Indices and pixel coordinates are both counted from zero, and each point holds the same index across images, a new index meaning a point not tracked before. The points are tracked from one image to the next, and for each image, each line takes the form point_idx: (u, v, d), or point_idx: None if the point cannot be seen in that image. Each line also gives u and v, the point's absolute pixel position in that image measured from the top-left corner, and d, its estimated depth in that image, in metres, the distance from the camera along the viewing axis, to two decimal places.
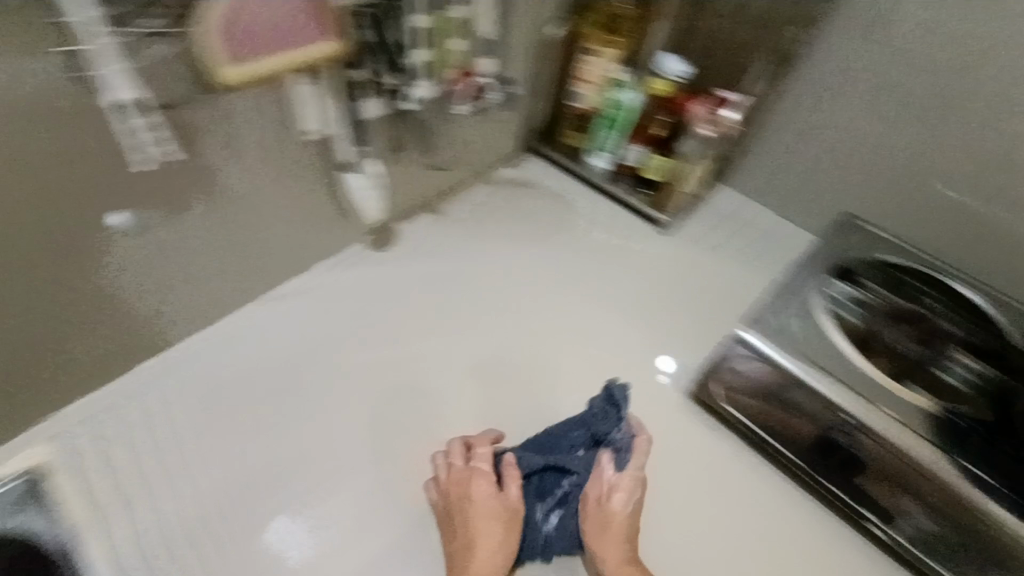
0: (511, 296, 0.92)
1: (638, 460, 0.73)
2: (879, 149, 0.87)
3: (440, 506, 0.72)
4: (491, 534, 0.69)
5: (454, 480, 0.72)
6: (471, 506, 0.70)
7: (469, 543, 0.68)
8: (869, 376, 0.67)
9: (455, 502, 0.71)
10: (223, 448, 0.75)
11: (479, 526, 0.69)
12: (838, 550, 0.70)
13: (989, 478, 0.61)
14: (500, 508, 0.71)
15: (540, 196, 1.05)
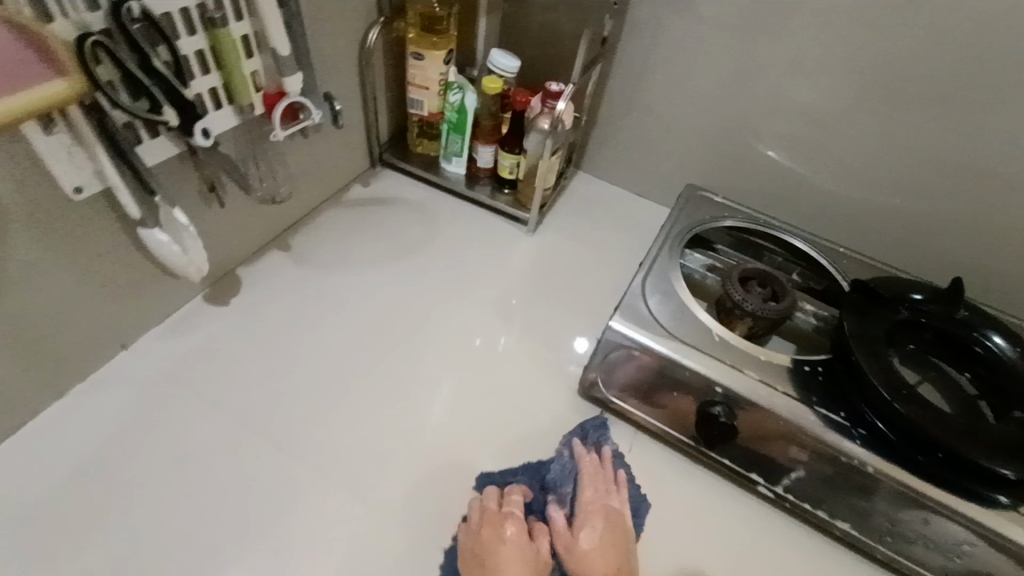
0: (376, 322, 0.83)
1: (601, 491, 0.68)
2: (702, 122, 0.93)
3: (466, 552, 0.62)
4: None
5: (487, 525, 0.63)
6: (503, 551, 0.61)
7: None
8: (730, 343, 0.70)
9: (487, 548, 0.61)
10: (157, 479, 0.66)
11: (508, 571, 0.59)
12: (736, 526, 0.69)
13: (839, 419, 0.64)
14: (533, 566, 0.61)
15: (397, 213, 0.98)
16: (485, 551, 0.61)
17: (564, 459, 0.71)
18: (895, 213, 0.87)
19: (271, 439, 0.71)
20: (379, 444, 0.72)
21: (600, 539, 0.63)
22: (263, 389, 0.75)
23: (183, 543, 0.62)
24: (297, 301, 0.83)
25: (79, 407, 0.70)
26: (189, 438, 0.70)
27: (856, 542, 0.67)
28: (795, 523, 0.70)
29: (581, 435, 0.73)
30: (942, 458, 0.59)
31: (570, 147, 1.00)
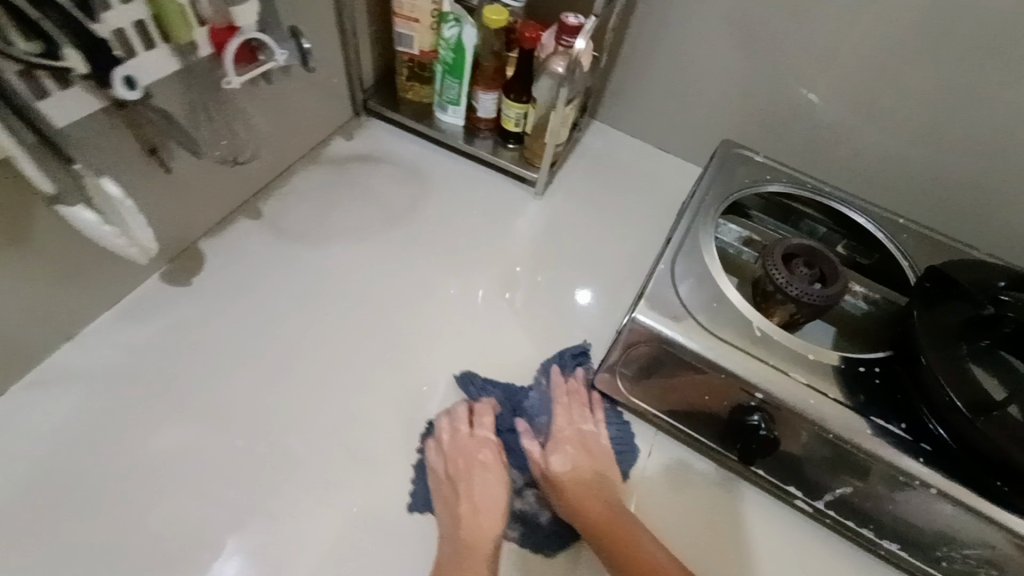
0: (364, 307, 0.73)
1: (576, 416, 0.68)
2: (746, 63, 0.78)
3: (437, 471, 0.63)
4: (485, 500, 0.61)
5: (458, 448, 0.64)
6: (474, 472, 0.63)
7: (467, 509, 0.60)
8: (773, 339, 0.60)
9: (455, 467, 0.63)
10: (115, 482, 0.59)
11: (478, 488, 0.62)
12: (770, 542, 0.63)
13: (899, 431, 0.55)
14: (484, 473, 0.63)
15: (386, 174, 0.85)
16: (457, 471, 0.62)
17: (540, 387, 0.70)
18: (967, 179, 0.74)
19: (236, 428, 0.64)
20: (360, 430, 0.65)
21: (572, 464, 0.64)
22: (234, 372, 0.67)
23: (153, 547, 0.57)
24: (272, 282, 0.73)
25: (24, 403, 0.62)
26: (143, 432, 0.62)
27: (904, 563, 0.61)
28: (837, 539, 0.63)
29: (559, 362, 0.71)
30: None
31: (586, 93, 0.86)
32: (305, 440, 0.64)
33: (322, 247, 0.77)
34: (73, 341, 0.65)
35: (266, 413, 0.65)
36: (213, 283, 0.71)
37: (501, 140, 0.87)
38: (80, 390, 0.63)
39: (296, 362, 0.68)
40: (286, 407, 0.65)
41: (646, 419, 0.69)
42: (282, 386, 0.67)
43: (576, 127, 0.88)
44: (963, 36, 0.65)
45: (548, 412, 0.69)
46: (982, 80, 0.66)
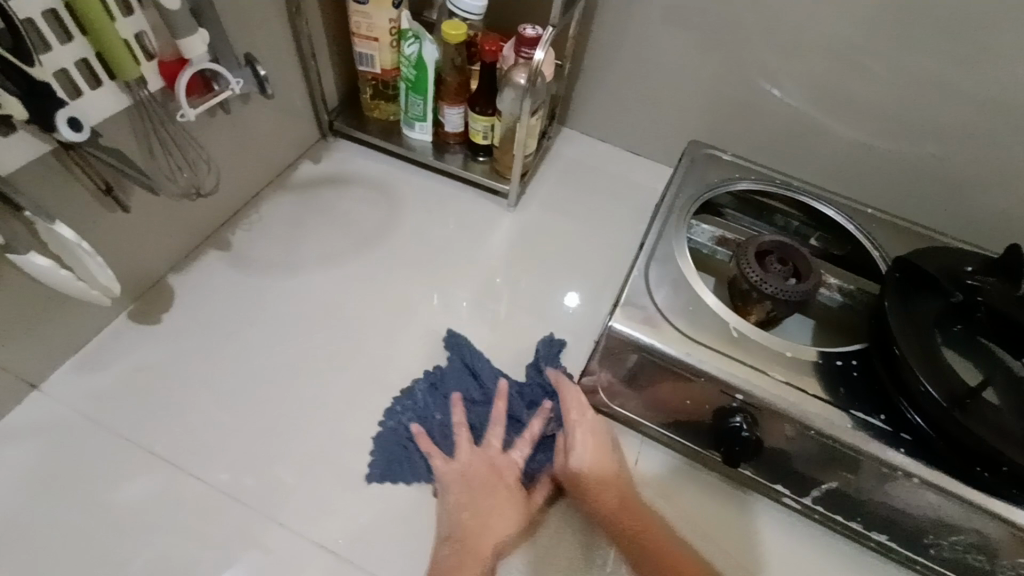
0: (341, 334, 0.71)
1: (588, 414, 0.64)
2: (707, 62, 0.79)
3: (450, 478, 0.61)
4: (483, 495, 0.59)
5: (477, 454, 0.63)
6: (489, 478, 0.61)
7: (479, 515, 0.58)
8: (751, 338, 0.60)
9: (471, 475, 0.61)
10: (88, 533, 0.57)
11: (494, 495, 0.60)
12: (766, 544, 0.62)
13: (879, 423, 0.55)
14: (495, 480, 0.61)
15: (355, 197, 0.84)
16: (473, 476, 0.61)
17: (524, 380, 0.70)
18: (932, 165, 0.75)
19: (211, 464, 0.61)
20: (340, 459, 0.63)
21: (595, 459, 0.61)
22: (206, 409, 0.64)
23: None
24: (244, 315, 0.71)
25: None
26: (114, 478, 0.60)
27: (894, 554, 0.61)
28: (831, 535, 0.63)
29: (542, 349, 0.71)
30: (1005, 471, 0.50)
31: (551, 101, 0.86)
32: (283, 477, 0.62)
33: (294, 275, 0.75)
34: (37, 388, 0.63)
35: (244, 452, 0.63)
36: (183, 319, 0.70)
37: (472, 152, 0.86)
38: (46, 440, 0.61)
39: (270, 397, 0.66)
40: (264, 442, 0.63)
41: (631, 426, 0.68)
42: (256, 422, 0.64)
43: (544, 136, 0.88)
44: (916, 25, 0.66)
45: (526, 395, 0.68)
46: (938, 66, 0.68)
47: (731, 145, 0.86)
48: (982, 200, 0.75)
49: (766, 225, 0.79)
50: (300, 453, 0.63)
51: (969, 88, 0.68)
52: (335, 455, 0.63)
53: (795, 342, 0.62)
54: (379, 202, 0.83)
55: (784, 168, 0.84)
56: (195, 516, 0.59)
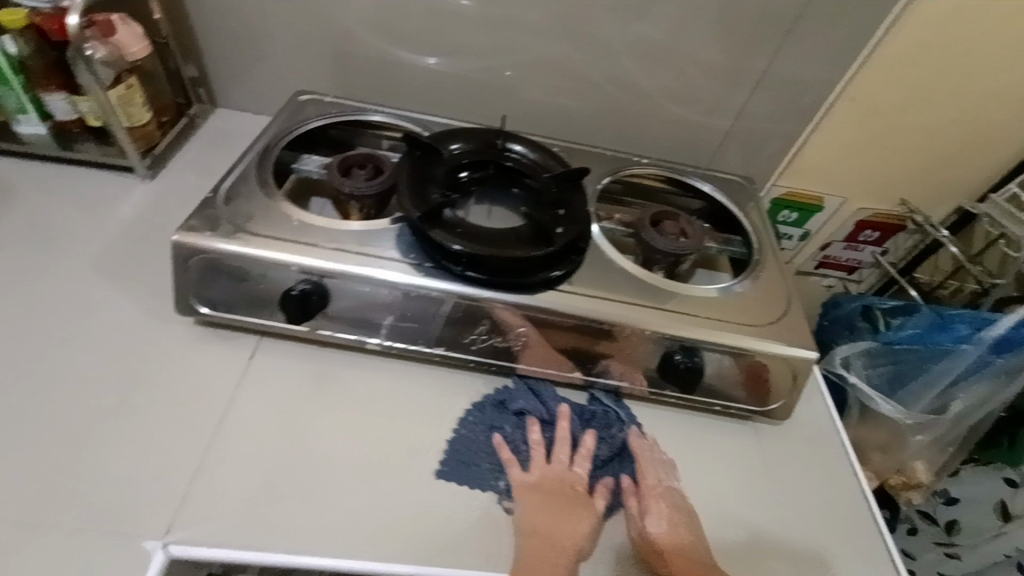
0: (254, 320, 0.64)
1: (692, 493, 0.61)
2: (643, 67, 0.82)
3: (635, 500, 0.59)
4: (676, 516, 0.58)
5: (645, 468, 0.61)
6: (670, 503, 0.59)
7: (677, 538, 0.56)
8: (678, 289, 0.67)
9: (649, 502, 0.59)
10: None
11: (669, 519, 0.57)
12: (728, 468, 0.65)
13: (796, 347, 0.64)
14: (654, 495, 0.59)
15: (243, 179, 0.67)
16: (652, 500, 0.59)
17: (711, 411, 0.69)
18: (830, 140, 0.88)
19: (154, 418, 0.58)
20: (298, 439, 0.58)
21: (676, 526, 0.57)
22: (148, 379, 0.60)
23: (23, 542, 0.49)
24: (140, 320, 0.65)
25: None
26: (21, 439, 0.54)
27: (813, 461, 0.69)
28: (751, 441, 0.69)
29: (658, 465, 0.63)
30: None
31: (471, 81, 0.86)
32: (183, 468, 0.55)
33: (189, 257, 0.60)
34: None
35: (138, 446, 0.55)
36: (101, 307, 0.65)
37: (400, 128, 0.81)
38: None
39: (207, 387, 0.60)
40: (169, 438, 0.56)
41: (577, 388, 0.68)
42: (154, 423, 0.57)
43: (472, 117, 0.89)
44: (802, 48, 0.79)
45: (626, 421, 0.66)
46: (805, 84, 0.82)
47: (663, 135, 0.89)
48: (841, 187, 0.94)
49: (686, 194, 0.86)
50: (212, 445, 0.56)
51: (851, 75, 0.81)
52: (257, 443, 0.57)
53: (700, 287, 0.69)
54: (304, 173, 0.75)
55: (704, 165, 0.91)
56: (128, 481, 0.53)
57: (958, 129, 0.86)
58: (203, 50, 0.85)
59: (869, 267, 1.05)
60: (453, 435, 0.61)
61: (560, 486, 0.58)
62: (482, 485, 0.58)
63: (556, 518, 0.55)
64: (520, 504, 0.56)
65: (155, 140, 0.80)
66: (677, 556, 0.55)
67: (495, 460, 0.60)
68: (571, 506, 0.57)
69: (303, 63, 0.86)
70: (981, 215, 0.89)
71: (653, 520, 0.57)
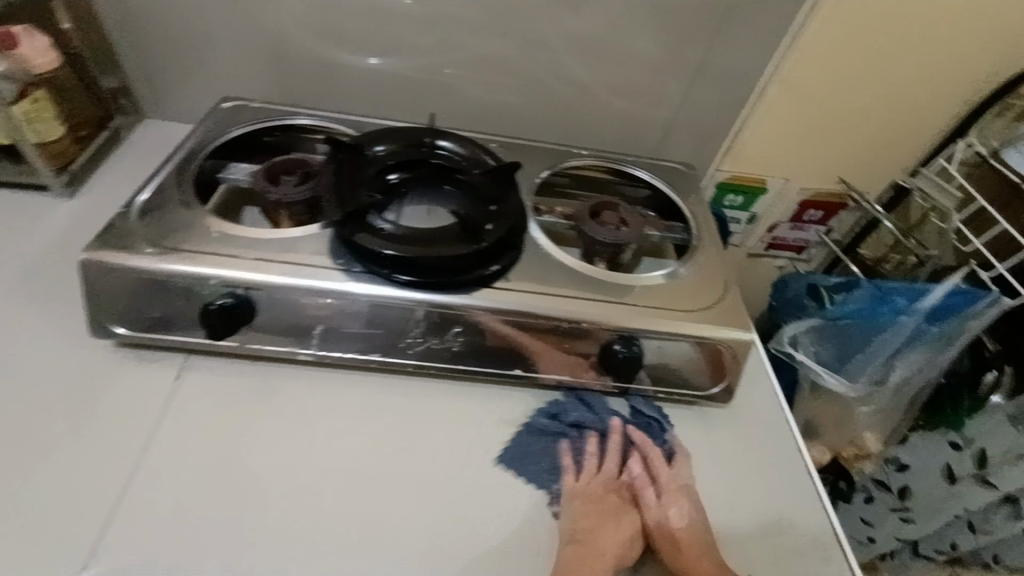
0: (181, 339, 0.61)
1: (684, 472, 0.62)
2: (577, 56, 0.82)
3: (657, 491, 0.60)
4: (695, 509, 0.59)
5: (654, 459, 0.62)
6: (683, 492, 0.60)
7: (688, 526, 0.57)
8: (616, 280, 0.67)
9: (669, 491, 0.60)
10: None
11: (692, 513, 0.59)
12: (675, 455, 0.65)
13: (732, 330, 0.64)
14: (664, 482, 0.60)
15: (164, 193, 0.65)
16: (671, 490, 0.60)
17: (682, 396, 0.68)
18: (765, 122, 0.89)
19: (74, 447, 0.55)
20: (232, 458, 0.56)
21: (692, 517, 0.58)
22: (68, 406, 0.57)
23: None
24: (57, 345, 0.61)
25: None
26: None
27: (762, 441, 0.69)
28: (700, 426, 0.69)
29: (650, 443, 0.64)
30: None
31: (403, 80, 0.84)
32: (105, 495, 0.52)
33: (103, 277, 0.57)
34: None
35: (56, 476, 0.53)
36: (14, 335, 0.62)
37: (331, 131, 0.79)
38: None
39: (131, 411, 0.58)
40: (90, 467, 0.54)
41: (522, 385, 0.67)
42: (73, 452, 0.54)
43: (408, 117, 0.87)
44: (731, 32, 0.79)
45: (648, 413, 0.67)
46: (736, 69, 0.82)
47: (603, 124, 0.88)
48: (781, 169, 0.95)
49: (626, 183, 0.86)
50: (136, 469, 0.54)
51: (779, 58, 0.82)
52: (186, 464, 0.55)
53: (637, 276, 0.69)
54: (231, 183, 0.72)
55: (645, 154, 0.91)
56: (45, 515, 0.51)
57: (887, 106, 0.88)
58: (119, 58, 0.81)
59: (815, 245, 1.07)
60: (511, 439, 0.62)
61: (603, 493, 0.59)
62: (540, 487, 0.59)
63: (601, 524, 0.57)
64: (570, 509, 0.57)
65: (73, 156, 0.76)
66: (696, 552, 0.56)
67: (554, 462, 0.61)
68: (613, 514, 0.58)
69: (226, 67, 0.82)
70: (914, 188, 0.92)
71: (676, 512, 0.58)
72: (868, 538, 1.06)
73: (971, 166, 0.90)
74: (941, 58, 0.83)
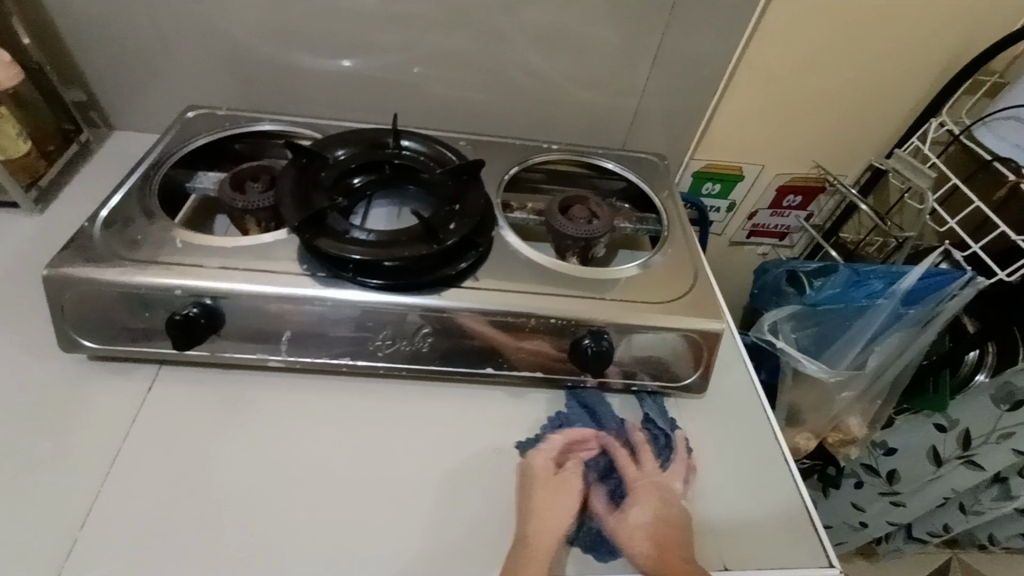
0: (150, 350, 0.61)
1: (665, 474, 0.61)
2: (541, 50, 0.81)
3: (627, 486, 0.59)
4: (663, 509, 0.57)
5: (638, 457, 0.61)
6: (658, 492, 0.59)
7: (652, 526, 0.56)
8: (585, 273, 0.67)
9: (637, 489, 0.58)
10: None
11: (655, 511, 0.57)
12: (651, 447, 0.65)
13: (702, 319, 0.64)
14: (636, 481, 0.59)
15: (128, 205, 0.65)
16: (642, 489, 0.58)
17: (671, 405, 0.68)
18: (736, 108, 0.89)
19: (41, 461, 0.55)
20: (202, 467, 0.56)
21: (655, 516, 0.57)
22: (36, 421, 0.57)
23: None
24: (25, 361, 0.61)
25: None
26: None
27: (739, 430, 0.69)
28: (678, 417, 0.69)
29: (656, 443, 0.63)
30: None
31: (369, 81, 0.84)
32: (73, 509, 0.52)
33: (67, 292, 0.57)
34: None
35: (22, 492, 0.53)
36: None
37: (298, 136, 0.79)
38: None
39: (100, 424, 0.58)
40: (58, 481, 0.54)
41: (496, 382, 0.67)
42: (41, 466, 0.54)
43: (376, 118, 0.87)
44: (694, 18, 0.78)
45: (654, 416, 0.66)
46: (703, 57, 0.82)
47: (574, 117, 0.88)
48: (756, 156, 0.95)
49: (598, 177, 0.86)
50: (103, 481, 0.54)
51: (745, 42, 0.82)
52: (154, 474, 0.55)
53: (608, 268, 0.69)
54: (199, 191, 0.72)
55: (617, 146, 0.91)
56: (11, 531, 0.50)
57: (857, 88, 0.87)
58: (84, 71, 0.81)
59: (797, 231, 1.07)
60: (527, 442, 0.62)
61: (555, 482, 0.58)
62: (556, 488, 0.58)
63: (561, 518, 0.56)
64: (534, 503, 0.56)
65: (41, 171, 0.76)
66: (655, 550, 0.54)
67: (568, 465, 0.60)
68: (571, 502, 0.57)
69: (190, 75, 0.82)
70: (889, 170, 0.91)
71: (642, 511, 0.57)
72: (859, 522, 1.06)
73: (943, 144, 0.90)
74: (908, 38, 0.82)
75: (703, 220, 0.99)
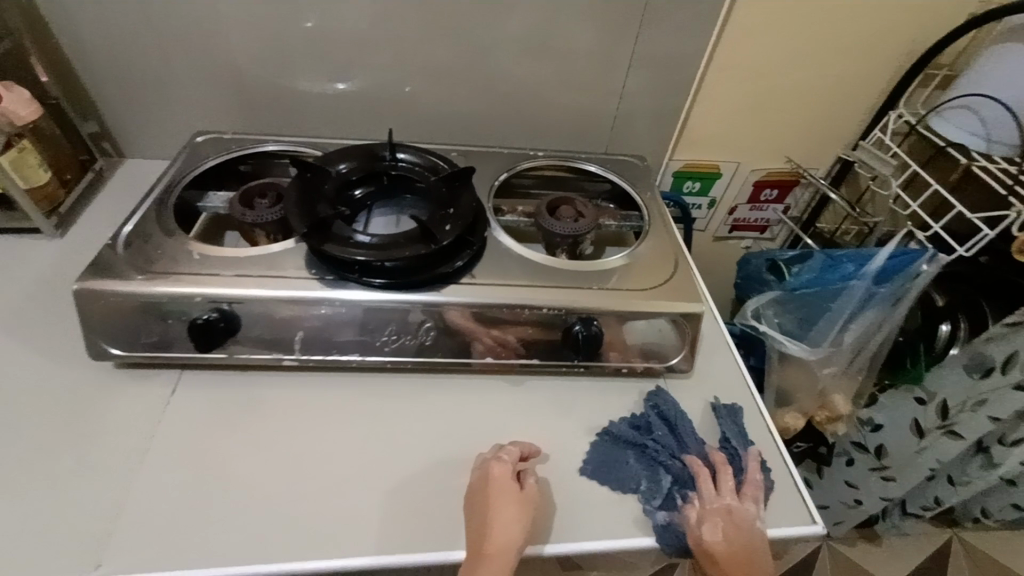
0: (172, 356, 0.66)
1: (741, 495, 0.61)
2: (523, 64, 0.87)
3: (704, 505, 0.60)
4: (738, 530, 0.58)
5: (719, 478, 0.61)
6: (734, 517, 0.59)
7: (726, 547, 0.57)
8: (574, 267, 0.72)
9: (710, 509, 0.59)
10: None
11: (730, 532, 0.58)
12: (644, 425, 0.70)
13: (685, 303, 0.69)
14: (712, 502, 0.60)
15: (146, 224, 0.70)
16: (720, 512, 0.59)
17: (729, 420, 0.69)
18: (708, 109, 0.95)
19: (74, 463, 0.59)
20: (225, 461, 0.60)
21: (727, 537, 0.58)
22: (67, 427, 0.61)
23: None
24: (55, 371, 0.66)
25: None
26: None
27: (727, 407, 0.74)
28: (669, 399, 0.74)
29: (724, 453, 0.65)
30: None
31: (365, 100, 0.90)
32: (107, 503, 0.56)
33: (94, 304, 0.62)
34: None
35: (59, 489, 0.57)
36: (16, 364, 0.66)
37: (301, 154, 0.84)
38: None
39: (128, 426, 0.62)
40: (91, 479, 0.58)
41: (496, 372, 0.71)
42: (75, 466, 0.58)
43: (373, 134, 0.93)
44: (662, 28, 0.85)
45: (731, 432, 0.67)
46: (672, 64, 0.88)
47: (558, 125, 0.94)
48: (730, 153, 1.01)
49: (582, 178, 0.91)
50: (133, 476, 0.58)
51: (711, 47, 0.88)
52: (180, 468, 0.59)
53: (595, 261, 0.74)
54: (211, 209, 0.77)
55: (600, 150, 0.97)
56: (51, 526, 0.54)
57: (819, 86, 0.94)
58: (98, 103, 0.87)
59: (776, 223, 1.12)
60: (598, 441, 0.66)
61: (511, 490, 0.57)
62: (622, 487, 0.62)
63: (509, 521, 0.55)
64: (496, 512, 0.55)
65: (60, 198, 0.81)
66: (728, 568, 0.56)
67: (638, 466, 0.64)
68: (523, 509, 0.56)
69: (198, 103, 0.88)
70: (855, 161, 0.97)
71: (715, 530, 0.58)
72: (854, 499, 1.10)
73: (903, 134, 0.96)
74: (861, 38, 0.89)
75: (685, 217, 1.04)
